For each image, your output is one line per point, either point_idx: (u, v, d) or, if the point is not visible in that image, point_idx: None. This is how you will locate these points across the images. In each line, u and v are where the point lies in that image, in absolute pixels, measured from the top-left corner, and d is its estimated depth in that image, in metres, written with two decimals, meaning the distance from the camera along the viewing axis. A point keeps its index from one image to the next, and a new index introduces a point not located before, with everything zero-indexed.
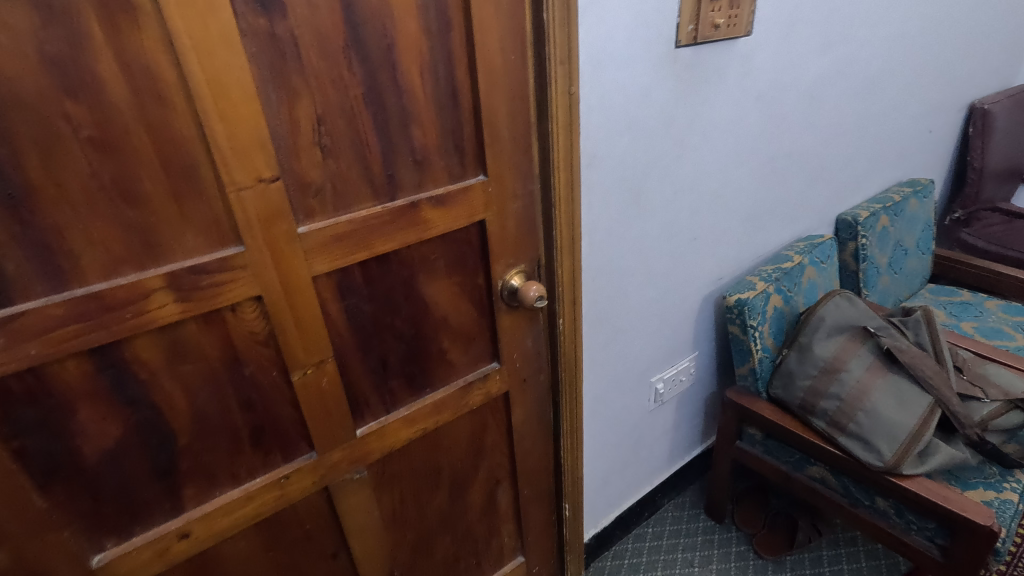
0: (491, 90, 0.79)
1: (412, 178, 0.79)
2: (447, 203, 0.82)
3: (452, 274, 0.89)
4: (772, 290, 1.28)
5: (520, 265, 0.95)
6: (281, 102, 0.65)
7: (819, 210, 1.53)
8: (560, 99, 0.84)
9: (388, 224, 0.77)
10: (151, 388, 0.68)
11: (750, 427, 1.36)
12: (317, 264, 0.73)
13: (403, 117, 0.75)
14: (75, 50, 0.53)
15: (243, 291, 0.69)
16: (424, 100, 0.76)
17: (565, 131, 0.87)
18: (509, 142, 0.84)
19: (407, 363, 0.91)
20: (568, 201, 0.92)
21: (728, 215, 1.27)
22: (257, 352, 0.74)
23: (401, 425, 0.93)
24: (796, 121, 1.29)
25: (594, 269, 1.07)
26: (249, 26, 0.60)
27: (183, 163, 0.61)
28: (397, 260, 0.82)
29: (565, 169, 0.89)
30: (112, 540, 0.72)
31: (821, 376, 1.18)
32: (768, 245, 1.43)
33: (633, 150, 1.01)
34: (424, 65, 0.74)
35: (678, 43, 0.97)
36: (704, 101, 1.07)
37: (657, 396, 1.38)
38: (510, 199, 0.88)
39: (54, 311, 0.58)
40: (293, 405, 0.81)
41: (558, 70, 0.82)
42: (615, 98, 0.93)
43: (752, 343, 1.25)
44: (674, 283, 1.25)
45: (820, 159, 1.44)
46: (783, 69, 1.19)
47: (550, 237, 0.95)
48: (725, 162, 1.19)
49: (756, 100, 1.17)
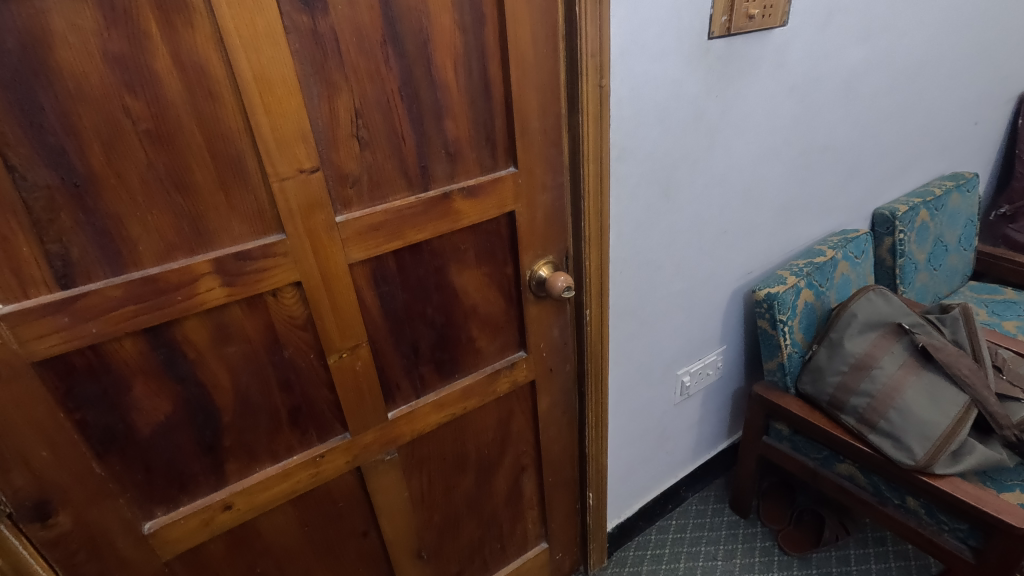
0: (523, 83, 0.80)
1: (445, 170, 0.81)
2: (478, 194, 0.84)
3: (482, 264, 0.92)
4: (803, 284, 1.27)
5: (548, 255, 0.96)
6: (322, 96, 0.68)
7: (855, 204, 1.50)
8: (590, 92, 0.85)
9: (420, 214, 0.80)
10: (198, 367, 0.72)
11: (777, 422, 1.35)
12: (353, 252, 0.76)
13: (437, 110, 0.77)
14: (135, 48, 0.56)
15: (284, 277, 0.72)
16: (457, 93, 0.77)
17: (595, 124, 0.88)
18: (539, 134, 0.85)
19: (437, 350, 0.93)
20: (596, 193, 0.94)
21: (760, 208, 1.26)
22: (296, 336, 0.78)
23: (431, 409, 0.96)
24: (831, 112, 1.27)
25: (622, 262, 1.07)
26: (293, 23, 0.63)
27: (230, 154, 0.65)
28: (429, 249, 0.85)
29: (594, 162, 0.91)
30: (162, 508, 0.77)
31: (852, 373, 1.17)
32: (801, 239, 1.41)
33: (663, 143, 1.00)
34: (458, 59, 0.76)
35: (710, 34, 0.96)
36: (737, 93, 1.06)
37: (683, 389, 1.38)
38: (539, 190, 0.90)
39: (113, 293, 0.62)
40: (329, 387, 0.84)
41: (589, 62, 0.83)
42: (646, 89, 0.93)
43: (781, 338, 1.25)
44: (703, 276, 1.24)
45: (857, 151, 1.40)
46: (820, 59, 1.17)
47: (578, 229, 0.96)
48: (757, 154, 1.17)
49: (792, 92, 1.15)
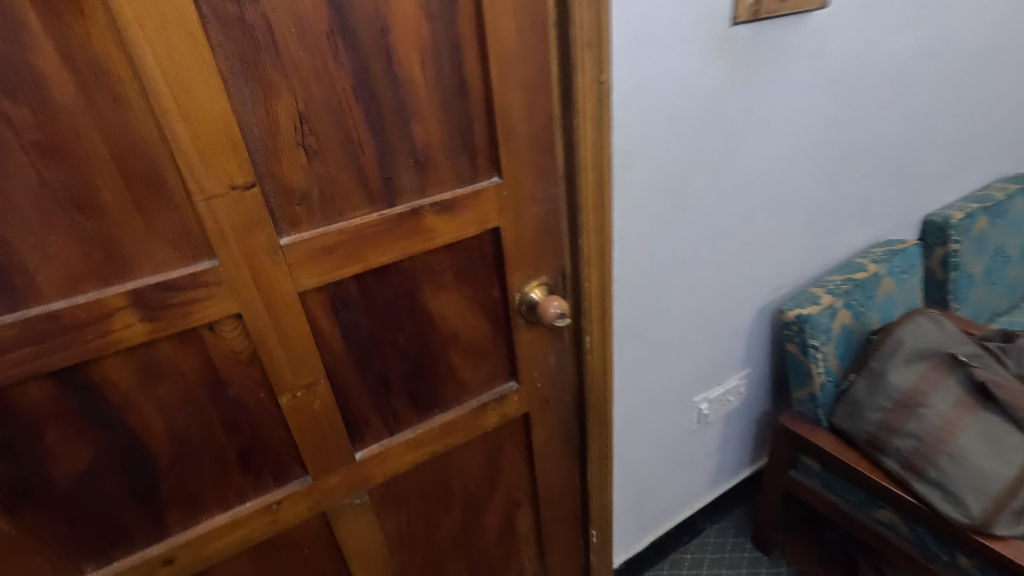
0: (505, 79, 0.68)
1: (414, 181, 0.70)
2: (453, 209, 0.73)
3: (462, 286, 0.80)
4: (840, 304, 1.12)
5: (541, 275, 0.84)
6: (256, 99, 0.57)
7: (901, 210, 1.33)
8: (586, 89, 0.72)
9: (385, 233, 0.69)
10: (124, 411, 0.63)
11: (806, 457, 1.21)
12: (303, 279, 0.66)
13: (401, 112, 0.65)
14: (11, 44, 0.47)
15: (220, 309, 0.62)
16: (426, 93, 0.66)
17: (592, 126, 0.75)
18: (527, 138, 0.73)
19: (412, 382, 0.82)
20: (596, 206, 0.81)
21: (791, 218, 1.11)
22: (241, 373, 0.68)
23: (406, 448, 0.85)
24: (878, 108, 1.10)
25: (629, 281, 0.94)
26: (214, 11, 0.52)
27: (144, 168, 0.55)
28: (398, 272, 0.73)
29: (591, 171, 0.78)
30: (93, 563, 0.68)
31: (895, 410, 1.02)
32: (837, 250, 1.25)
33: (677, 146, 0.86)
34: (426, 51, 0.64)
35: (734, 20, 0.82)
36: (767, 87, 0.91)
37: (701, 417, 1.24)
38: (528, 202, 0.77)
39: (8, 332, 0.54)
40: (284, 428, 0.74)
41: (583, 55, 0.70)
42: (658, 84, 0.79)
43: (812, 365, 1.11)
44: (724, 294, 1.10)
45: (907, 151, 1.23)
46: (864, 48, 1.01)
47: (575, 246, 0.84)
48: (789, 157, 1.02)
49: (832, 85, 1.00)
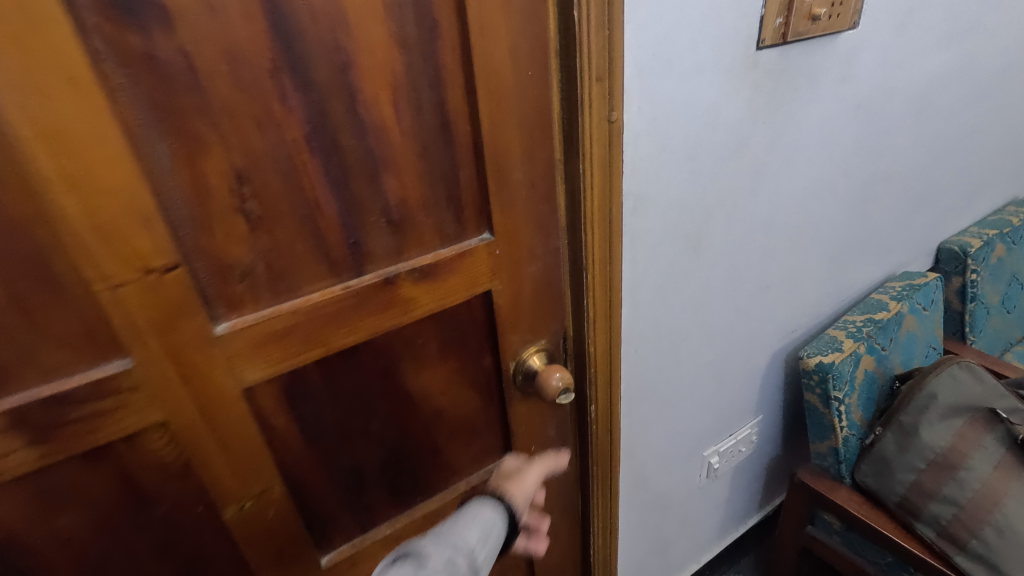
0: (497, 121, 0.56)
1: (387, 245, 0.57)
2: (436, 275, 0.60)
3: (448, 359, 0.68)
4: (863, 350, 1.02)
5: (539, 339, 0.72)
6: (176, 156, 0.44)
7: (918, 239, 1.24)
8: (593, 130, 0.60)
9: (352, 310, 0.56)
10: (15, 551, 0.49)
11: (825, 514, 1.10)
12: (248, 373, 0.53)
13: (370, 164, 0.52)
14: None
15: (138, 419, 0.49)
16: (401, 139, 0.53)
17: (601, 172, 0.63)
18: (524, 188, 0.61)
19: (389, 471, 0.70)
20: (604, 261, 0.69)
21: (810, 256, 1.00)
22: (172, 489, 0.54)
23: (383, 545, 0.72)
24: (902, 135, 1.00)
25: (638, 338, 0.82)
26: (110, 45, 0.39)
27: (21, 253, 0.41)
28: (370, 352, 0.61)
29: (599, 224, 0.66)
30: None
31: (932, 472, 0.92)
32: (854, 286, 1.15)
33: (694, 188, 0.74)
34: (399, 89, 0.51)
35: (760, 43, 0.70)
36: (791, 118, 0.80)
37: (710, 471, 1.13)
38: (525, 261, 0.65)
39: None
40: (232, 544, 0.61)
41: (591, 90, 0.58)
42: (674, 119, 0.67)
43: (835, 418, 1.00)
44: (738, 341, 0.99)
45: (928, 179, 1.14)
46: (893, 71, 0.91)
47: (578, 306, 0.72)
48: (811, 192, 0.92)
49: (858, 112, 0.89)
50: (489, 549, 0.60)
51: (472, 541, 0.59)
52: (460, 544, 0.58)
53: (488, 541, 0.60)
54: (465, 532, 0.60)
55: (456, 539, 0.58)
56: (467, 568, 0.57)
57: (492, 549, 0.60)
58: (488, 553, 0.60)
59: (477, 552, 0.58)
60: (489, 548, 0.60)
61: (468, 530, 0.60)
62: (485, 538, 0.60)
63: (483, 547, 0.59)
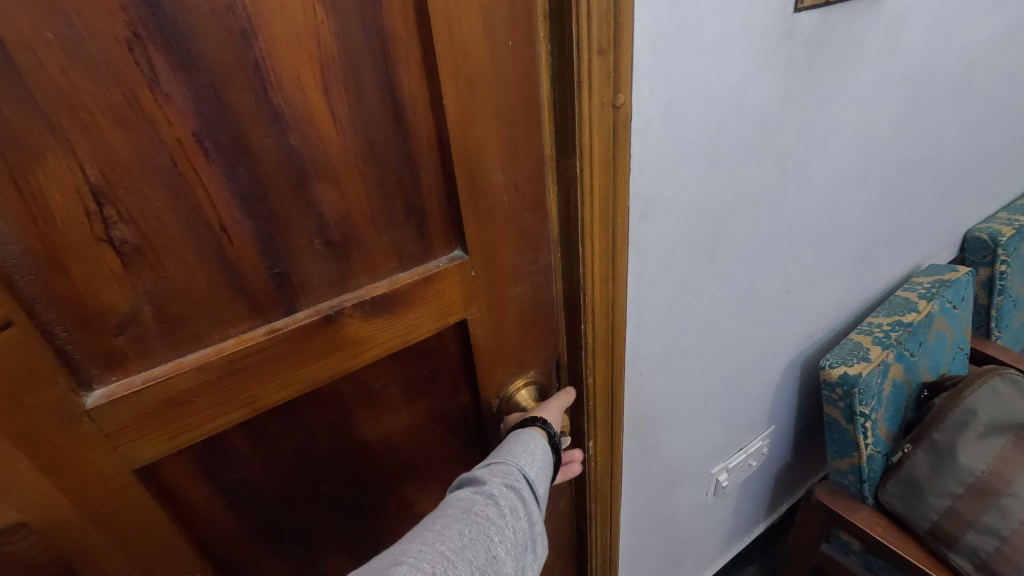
0: (467, 108, 0.42)
1: (326, 273, 0.43)
2: (394, 308, 0.47)
3: (415, 402, 0.55)
4: (893, 358, 0.91)
5: (528, 371, 0.60)
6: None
7: (947, 228, 1.12)
8: (593, 119, 0.46)
9: (281, 359, 0.43)
10: None
11: (843, 534, 1.01)
12: (141, 449, 0.40)
13: (296, 171, 0.39)
14: None
15: None
16: (337, 134, 0.39)
17: (603, 171, 0.49)
18: (505, 194, 0.48)
19: (348, 533, 0.58)
20: (607, 278, 0.56)
21: (836, 255, 0.88)
22: None
23: None
24: (943, 114, 0.87)
25: (643, 360, 0.70)
26: None
27: None
28: (312, 404, 0.48)
29: (600, 235, 0.53)
30: None
31: (969, 498, 0.83)
32: (878, 282, 1.03)
33: (712, 185, 0.61)
34: (330, 66, 0.37)
35: (798, 4, 0.56)
36: (826, 97, 0.67)
37: (718, 489, 1.03)
38: (508, 282, 0.52)
39: None
40: None
41: (590, 66, 0.44)
42: (693, 100, 0.53)
43: (860, 436, 0.89)
44: (754, 352, 0.87)
45: (963, 162, 1.01)
46: (942, 39, 0.77)
47: (574, 331, 0.60)
48: (842, 183, 0.79)
49: (899, 89, 0.76)
50: (543, 471, 0.52)
51: (528, 462, 0.50)
52: (517, 466, 0.50)
53: (542, 461, 0.52)
54: (517, 452, 0.51)
55: (511, 461, 0.50)
56: (527, 490, 0.49)
57: (546, 472, 0.52)
58: (542, 474, 0.52)
59: (533, 474, 0.50)
60: (543, 470, 0.52)
61: (522, 452, 0.51)
62: (541, 458, 0.52)
63: (539, 468, 0.51)
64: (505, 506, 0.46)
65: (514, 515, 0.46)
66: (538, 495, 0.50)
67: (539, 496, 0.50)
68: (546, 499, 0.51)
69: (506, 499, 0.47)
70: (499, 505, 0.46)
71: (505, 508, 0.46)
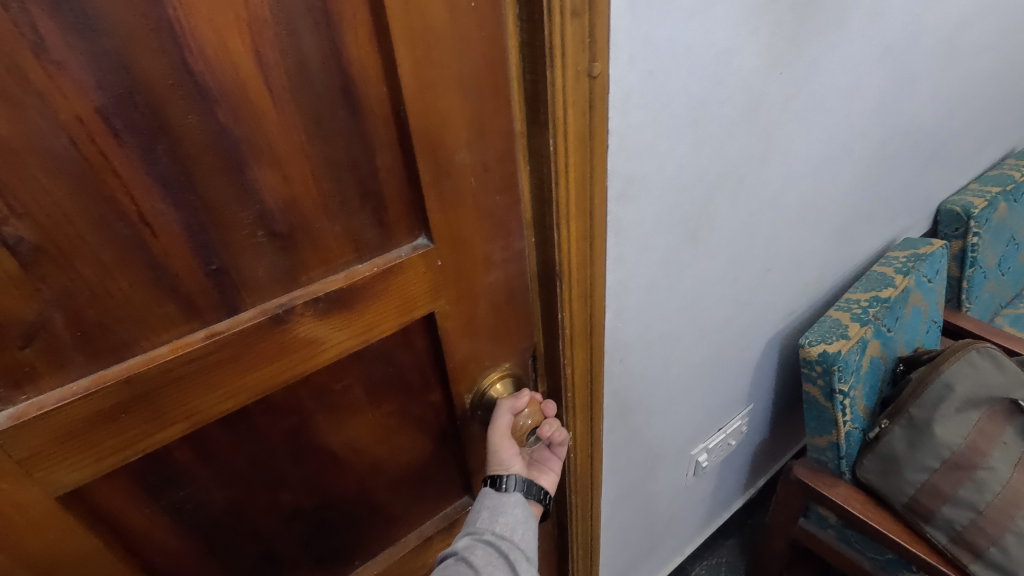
0: (427, 80, 0.38)
1: (272, 268, 0.39)
2: (353, 303, 0.43)
3: (382, 402, 0.51)
4: (871, 334, 0.90)
5: (503, 364, 0.56)
6: None
7: (923, 201, 1.11)
8: (568, 90, 0.42)
9: (224, 365, 0.39)
10: None
11: (821, 509, 1.01)
12: (63, 474, 0.35)
13: (229, 152, 0.34)
14: None
15: None
16: (275, 109, 0.34)
17: (580, 147, 0.45)
18: (471, 175, 0.43)
19: (314, 542, 0.54)
20: (584, 264, 0.52)
21: (817, 230, 0.86)
22: None
23: None
24: (924, 84, 0.85)
25: (622, 346, 0.67)
26: None
27: None
28: (264, 411, 0.43)
29: (576, 218, 0.49)
30: None
31: (946, 473, 0.83)
32: (856, 257, 1.02)
33: (695, 160, 0.58)
34: (262, 30, 0.32)
35: None
36: (811, 66, 0.64)
37: (698, 469, 1.02)
38: (478, 271, 0.48)
39: None
40: None
41: (564, 30, 0.39)
42: (676, 70, 0.49)
43: (839, 413, 0.89)
44: (735, 331, 0.85)
45: (942, 132, 0.99)
46: (926, 5, 0.74)
47: (550, 320, 0.56)
48: (825, 156, 0.76)
49: (883, 57, 0.74)
50: (516, 505, 0.54)
51: (491, 511, 0.54)
52: (481, 519, 0.54)
53: (508, 501, 0.54)
54: (480, 508, 0.55)
55: (475, 519, 0.54)
56: (498, 533, 0.52)
57: (521, 507, 0.55)
58: (515, 511, 0.54)
59: (499, 518, 0.53)
60: (512, 506, 0.54)
61: (482, 507, 0.55)
62: (503, 500, 0.54)
63: (504, 509, 0.54)
64: (475, 557, 0.50)
65: (486, 561, 0.50)
66: (514, 530, 0.53)
67: (516, 530, 0.53)
68: (526, 530, 0.54)
69: (474, 551, 0.51)
70: (468, 558, 0.50)
71: (474, 559, 0.50)
